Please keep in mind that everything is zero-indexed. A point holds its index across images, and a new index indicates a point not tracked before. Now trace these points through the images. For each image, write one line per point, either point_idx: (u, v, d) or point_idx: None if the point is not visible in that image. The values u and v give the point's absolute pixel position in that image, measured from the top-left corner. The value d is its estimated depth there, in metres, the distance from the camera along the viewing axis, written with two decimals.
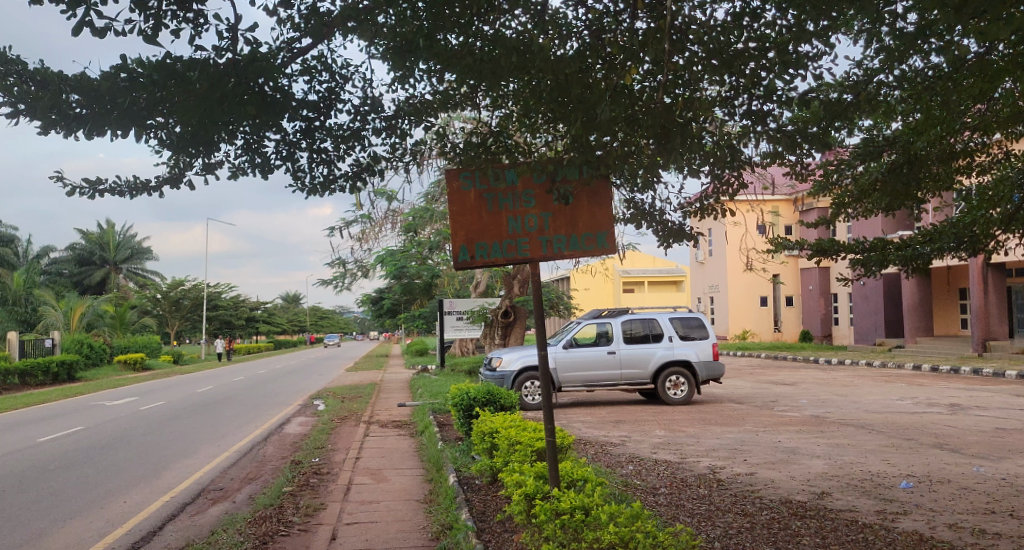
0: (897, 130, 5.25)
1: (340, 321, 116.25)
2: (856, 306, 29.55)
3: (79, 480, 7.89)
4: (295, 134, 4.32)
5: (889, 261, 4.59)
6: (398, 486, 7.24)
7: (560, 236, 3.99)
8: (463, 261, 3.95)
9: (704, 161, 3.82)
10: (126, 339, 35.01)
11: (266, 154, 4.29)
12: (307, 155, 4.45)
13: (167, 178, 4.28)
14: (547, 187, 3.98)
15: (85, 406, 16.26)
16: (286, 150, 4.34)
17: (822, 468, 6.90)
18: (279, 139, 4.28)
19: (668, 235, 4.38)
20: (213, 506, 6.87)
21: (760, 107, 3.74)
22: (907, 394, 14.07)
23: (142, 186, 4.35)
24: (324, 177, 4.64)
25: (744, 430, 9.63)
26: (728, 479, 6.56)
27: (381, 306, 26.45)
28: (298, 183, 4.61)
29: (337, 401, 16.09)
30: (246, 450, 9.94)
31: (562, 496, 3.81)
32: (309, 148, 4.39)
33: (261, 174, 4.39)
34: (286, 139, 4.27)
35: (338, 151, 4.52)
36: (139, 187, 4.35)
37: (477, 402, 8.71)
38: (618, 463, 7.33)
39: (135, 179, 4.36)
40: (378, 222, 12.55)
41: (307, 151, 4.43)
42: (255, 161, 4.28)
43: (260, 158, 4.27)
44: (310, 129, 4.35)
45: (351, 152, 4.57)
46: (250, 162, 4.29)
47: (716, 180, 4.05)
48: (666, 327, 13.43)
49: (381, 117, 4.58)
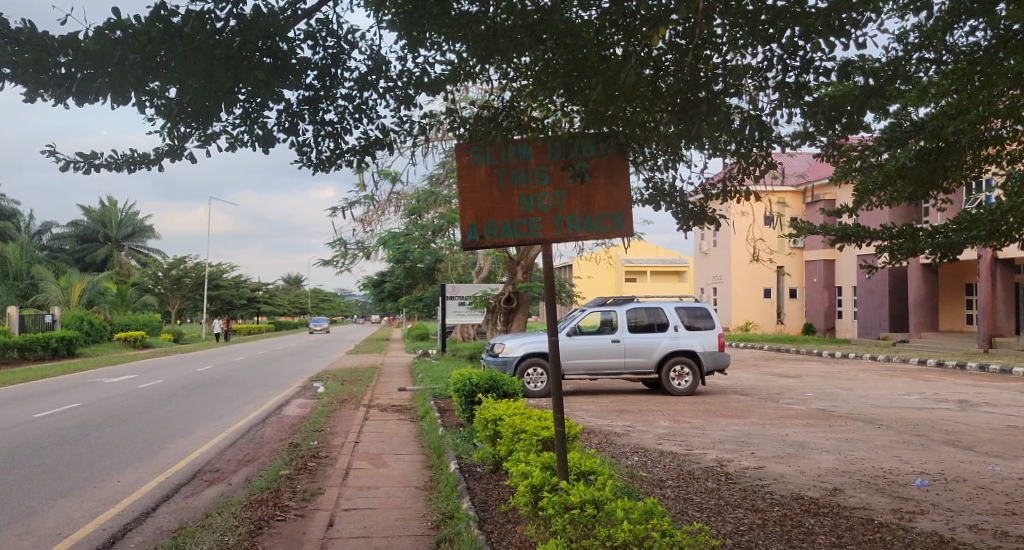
0: (927, 115, 5.03)
1: (341, 304, 116.43)
2: (860, 299, 29.32)
3: (72, 458, 7.76)
4: (302, 104, 4.10)
5: (918, 251, 4.31)
6: (398, 472, 7.09)
7: (575, 215, 3.77)
8: (472, 241, 3.75)
9: (736, 135, 3.60)
10: (127, 317, 34.93)
11: (267, 126, 4.08)
12: (312, 129, 4.24)
13: (165, 152, 4.07)
14: (562, 164, 3.77)
15: (83, 383, 16.13)
16: (289, 121, 4.12)
17: (833, 464, 6.73)
18: (281, 110, 4.06)
19: (687, 218, 4.12)
20: (208, 488, 6.71)
21: (796, 79, 3.49)
22: (913, 389, 13.88)
23: (139, 159, 4.15)
24: (330, 151, 4.43)
25: (751, 423, 9.46)
26: (737, 473, 6.40)
27: (382, 289, 26.37)
28: (303, 157, 4.41)
29: (338, 384, 15.95)
30: (244, 432, 9.80)
31: (571, 489, 3.64)
32: (314, 121, 4.19)
33: (261, 146, 4.18)
34: (290, 109, 4.05)
35: (345, 124, 4.31)
36: (134, 160, 4.13)
37: (479, 388, 8.55)
38: (623, 454, 7.17)
39: (133, 152, 4.16)
40: (382, 203, 12.37)
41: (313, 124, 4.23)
42: (256, 132, 4.06)
43: (261, 130, 4.06)
44: (315, 99, 4.12)
45: (358, 124, 4.36)
46: (250, 134, 4.08)
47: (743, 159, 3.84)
48: (671, 316, 13.24)
49: (389, 88, 4.37)
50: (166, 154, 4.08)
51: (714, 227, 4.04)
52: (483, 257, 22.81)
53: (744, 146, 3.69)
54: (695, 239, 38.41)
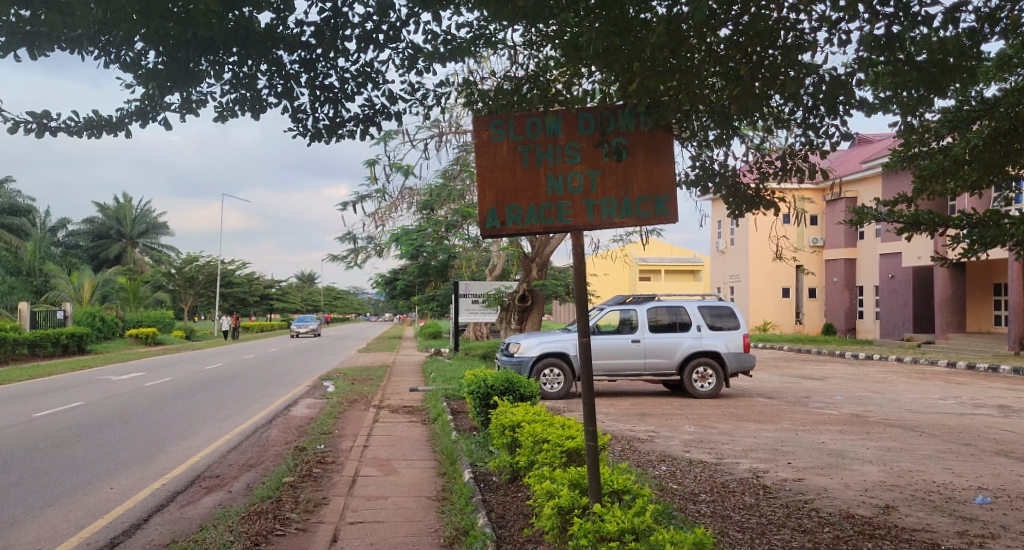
0: (999, 92, 4.51)
1: (354, 302, 116.95)
2: (884, 299, 28.60)
3: (67, 461, 7.39)
4: (299, 67, 3.77)
5: (1005, 238, 3.75)
6: (409, 480, 6.64)
7: (610, 199, 3.25)
8: (491, 228, 3.27)
9: (815, 99, 3.21)
10: (139, 313, 34.75)
11: (258, 90, 3.78)
12: (309, 95, 3.96)
13: (133, 114, 3.71)
14: (595, 140, 3.27)
15: (90, 380, 15.85)
16: (282, 85, 3.79)
17: (879, 476, 6.16)
18: (272, 72, 3.75)
19: (741, 203, 3.56)
20: (208, 496, 6.30)
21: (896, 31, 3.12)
22: (948, 393, 13.23)
23: (101, 124, 3.85)
24: (332, 120, 4.17)
25: (782, 429, 8.92)
26: (776, 486, 5.88)
27: (394, 287, 26.05)
28: (297, 126, 4.17)
29: (348, 383, 15.50)
30: (249, 434, 9.39)
31: (605, 513, 3.16)
32: (310, 86, 3.91)
33: (252, 113, 3.88)
34: (283, 71, 3.72)
35: (347, 90, 4.04)
36: (96, 125, 3.82)
37: (495, 390, 8.09)
38: (649, 463, 6.66)
39: (95, 115, 3.84)
40: (395, 198, 11.95)
41: (309, 90, 3.95)
42: (245, 97, 3.78)
43: (251, 94, 3.76)
44: (311, 61, 3.81)
45: (361, 89, 4.11)
46: (239, 99, 3.82)
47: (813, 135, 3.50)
48: (694, 315, 12.71)
49: (390, 43, 4.07)
50: (135, 116, 3.79)
51: (772, 212, 3.49)
52: (497, 254, 22.30)
53: (823, 116, 3.27)
54: (713, 237, 37.74)
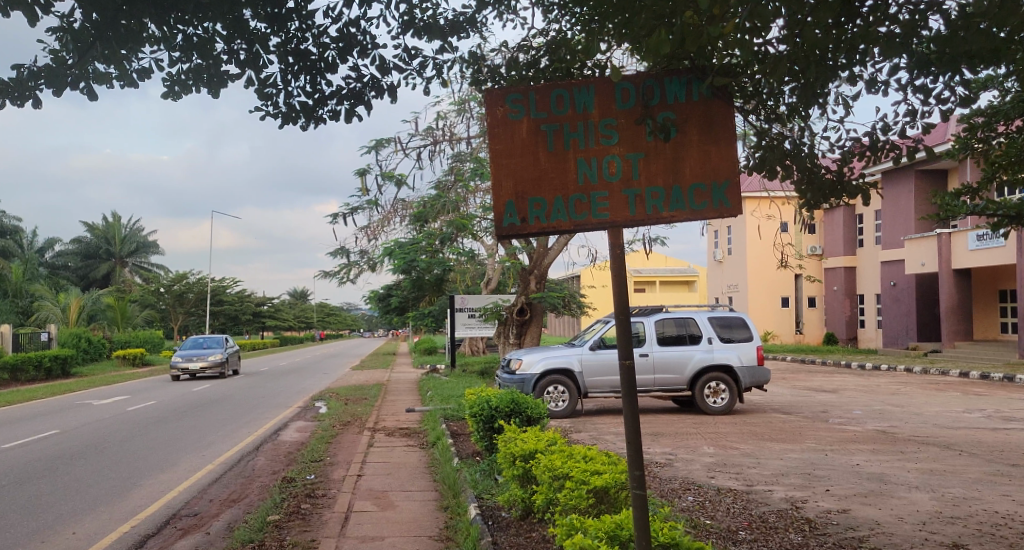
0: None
1: (347, 318, 116.27)
2: (886, 307, 28.13)
3: (30, 498, 6.75)
4: (265, 28, 4.08)
5: None
6: (408, 517, 5.96)
7: (656, 188, 2.63)
8: (509, 226, 2.64)
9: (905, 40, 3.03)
10: (127, 334, 33.83)
11: (215, 56, 4.10)
12: (279, 64, 4.23)
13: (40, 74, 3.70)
14: (636, 115, 2.66)
15: (70, 405, 15.13)
16: (247, 52, 4.13)
17: (932, 505, 5.53)
18: (235, 36, 4.05)
19: (819, 192, 3.09)
20: (181, 539, 5.62)
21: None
22: (971, 405, 12.57)
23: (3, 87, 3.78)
24: (310, 97, 4.38)
25: (809, 449, 8.27)
26: (820, 519, 5.23)
27: (388, 304, 25.36)
28: (266, 102, 4.42)
29: (341, 403, 14.76)
30: (235, 462, 8.71)
31: None
32: (281, 52, 4.19)
33: (204, 85, 4.21)
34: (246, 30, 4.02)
35: (327, 59, 4.29)
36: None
37: (499, 412, 7.42)
38: (674, 493, 6.01)
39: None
40: (389, 210, 11.36)
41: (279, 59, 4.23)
42: (201, 66, 4.11)
43: (206, 61, 4.09)
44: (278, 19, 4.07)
45: (343, 57, 4.36)
46: (195, 71, 4.15)
47: (918, 97, 3.74)
48: (704, 327, 12.11)
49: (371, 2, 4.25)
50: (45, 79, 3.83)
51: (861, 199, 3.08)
52: (492, 268, 21.57)
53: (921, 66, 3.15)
54: (710, 247, 37.32)
